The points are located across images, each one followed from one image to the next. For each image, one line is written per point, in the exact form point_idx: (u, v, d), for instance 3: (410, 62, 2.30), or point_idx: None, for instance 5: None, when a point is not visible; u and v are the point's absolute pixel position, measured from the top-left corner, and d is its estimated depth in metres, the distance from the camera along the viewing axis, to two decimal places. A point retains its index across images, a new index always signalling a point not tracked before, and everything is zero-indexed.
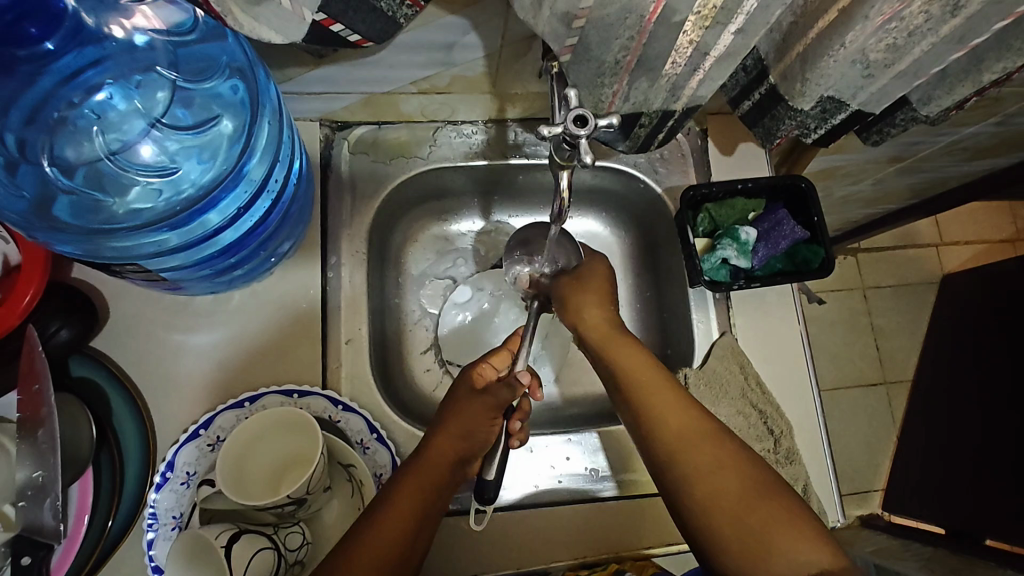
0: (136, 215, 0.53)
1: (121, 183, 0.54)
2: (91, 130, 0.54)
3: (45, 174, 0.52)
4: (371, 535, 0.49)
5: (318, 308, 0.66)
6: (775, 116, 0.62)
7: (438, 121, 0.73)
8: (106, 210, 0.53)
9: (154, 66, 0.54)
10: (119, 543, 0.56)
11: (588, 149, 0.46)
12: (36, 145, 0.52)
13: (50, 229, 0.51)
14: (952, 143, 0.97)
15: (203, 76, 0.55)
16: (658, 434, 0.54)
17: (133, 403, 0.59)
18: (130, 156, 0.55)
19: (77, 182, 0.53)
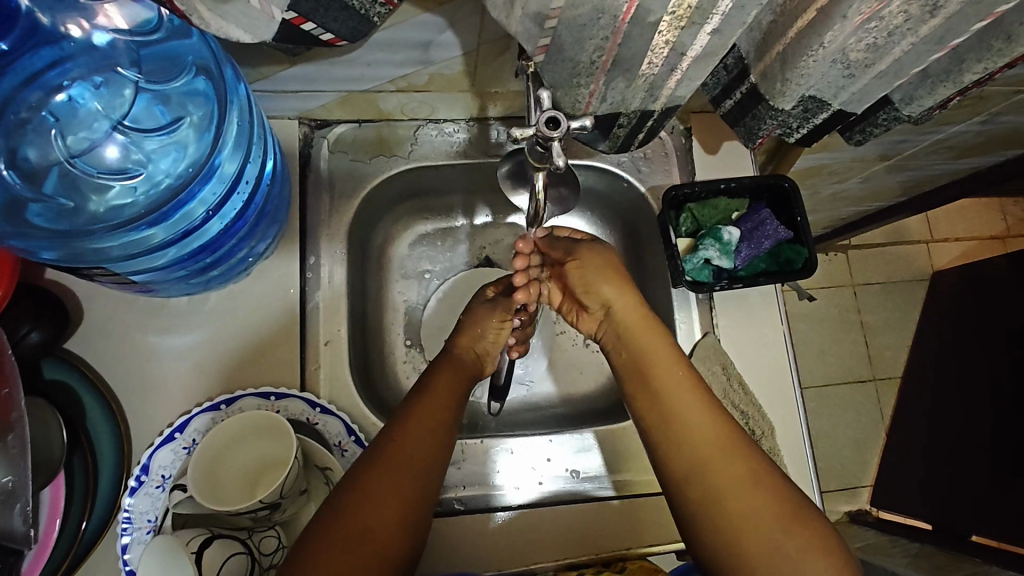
0: (108, 217, 0.53)
1: (92, 185, 0.54)
2: (59, 134, 0.53)
3: (10, 179, 0.51)
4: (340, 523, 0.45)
5: (297, 308, 0.65)
6: (757, 115, 0.61)
7: (418, 120, 0.72)
8: (77, 212, 0.52)
9: (118, 66, 0.53)
10: (92, 548, 0.55)
11: (559, 153, 0.46)
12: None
13: (15, 230, 0.49)
14: (939, 141, 0.96)
15: (172, 75, 0.54)
16: (685, 434, 0.50)
17: (106, 404, 0.58)
18: (99, 158, 0.54)
19: (47, 186, 0.52)
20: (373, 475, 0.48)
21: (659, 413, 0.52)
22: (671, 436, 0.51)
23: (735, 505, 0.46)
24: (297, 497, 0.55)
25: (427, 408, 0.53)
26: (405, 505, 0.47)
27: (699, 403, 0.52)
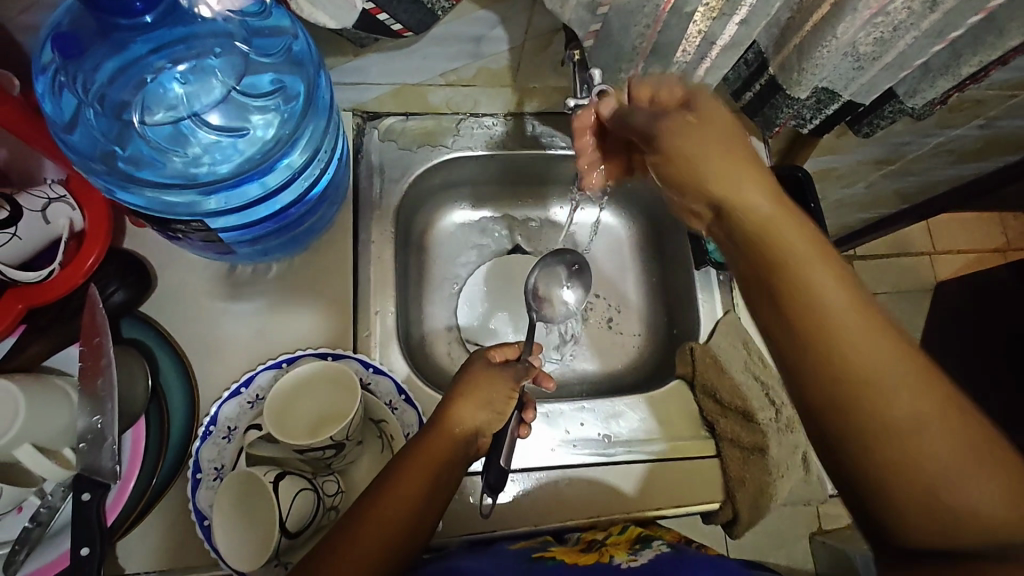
0: (185, 174, 0.56)
1: (185, 146, 0.57)
2: (168, 94, 0.56)
3: (121, 128, 0.55)
4: (374, 512, 0.49)
5: (351, 280, 0.71)
6: (774, 105, 0.68)
7: (461, 113, 0.78)
8: (159, 164, 0.56)
9: (231, 40, 0.55)
10: (164, 492, 0.60)
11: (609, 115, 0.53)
12: (118, 98, 0.54)
13: (110, 176, 0.54)
14: (939, 146, 1.03)
15: (277, 56, 0.57)
16: None
17: (179, 359, 0.63)
18: (197, 120, 0.57)
19: (151, 138, 0.56)
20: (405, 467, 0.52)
21: None
22: None
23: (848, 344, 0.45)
24: (356, 446, 0.60)
25: (434, 444, 0.54)
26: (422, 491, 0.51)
27: (793, 238, 0.38)
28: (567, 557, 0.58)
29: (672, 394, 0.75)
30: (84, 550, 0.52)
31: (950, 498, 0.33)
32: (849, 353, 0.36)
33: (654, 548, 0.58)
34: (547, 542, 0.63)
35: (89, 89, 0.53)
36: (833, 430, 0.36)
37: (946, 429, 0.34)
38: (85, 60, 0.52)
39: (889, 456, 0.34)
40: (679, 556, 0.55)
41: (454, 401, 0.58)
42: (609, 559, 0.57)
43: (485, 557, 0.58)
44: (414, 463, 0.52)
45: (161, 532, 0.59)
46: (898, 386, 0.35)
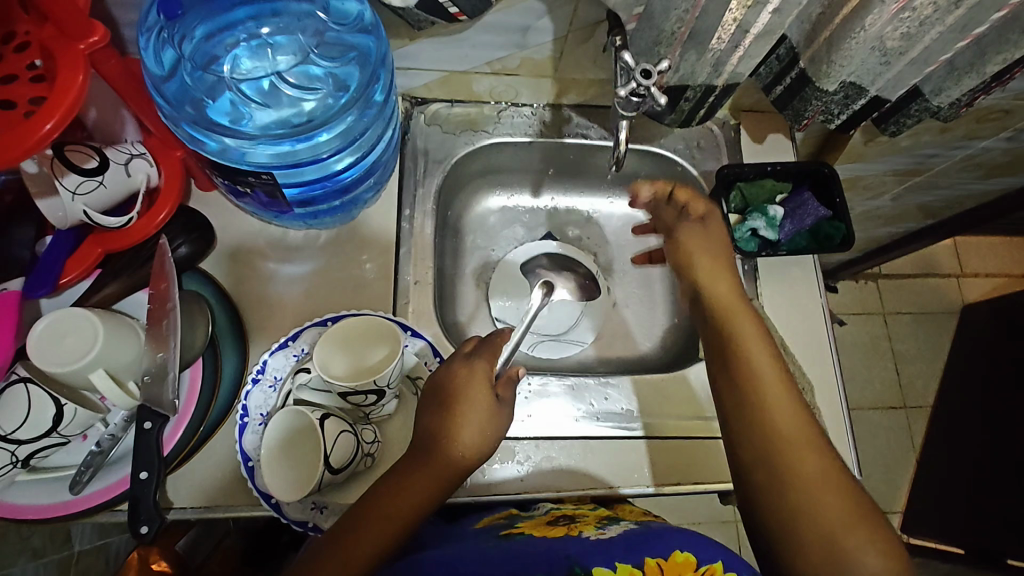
0: (252, 124, 0.61)
1: (263, 101, 0.63)
2: (255, 57, 0.62)
3: (209, 80, 0.61)
4: (372, 515, 0.56)
5: (393, 252, 0.75)
6: (804, 97, 0.71)
7: (502, 103, 0.83)
8: (235, 115, 0.61)
9: (312, 12, 0.62)
10: (213, 431, 0.63)
11: (660, 93, 0.57)
12: (214, 55, 0.61)
13: (192, 121, 0.59)
14: (966, 158, 1.05)
15: (348, 30, 0.62)
16: (743, 360, 0.60)
17: (234, 312, 0.68)
18: (276, 82, 0.63)
19: (237, 94, 0.62)
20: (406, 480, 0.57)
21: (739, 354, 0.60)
22: (731, 360, 0.60)
23: (783, 425, 0.56)
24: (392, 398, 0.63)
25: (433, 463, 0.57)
26: (415, 500, 0.57)
27: (800, 418, 0.57)
28: (535, 530, 0.62)
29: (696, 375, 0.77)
30: (145, 473, 0.57)
31: (797, 487, 0.53)
32: (805, 474, 0.54)
33: (622, 525, 0.63)
34: (512, 516, 0.68)
35: (187, 45, 0.60)
36: (751, 445, 0.56)
37: (856, 531, 0.51)
38: (187, 20, 0.59)
39: (774, 470, 0.54)
40: (646, 529, 0.61)
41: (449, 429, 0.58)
42: (580, 533, 0.61)
43: (458, 543, 0.61)
44: (405, 487, 0.57)
45: (207, 469, 0.63)
46: (825, 480, 0.54)
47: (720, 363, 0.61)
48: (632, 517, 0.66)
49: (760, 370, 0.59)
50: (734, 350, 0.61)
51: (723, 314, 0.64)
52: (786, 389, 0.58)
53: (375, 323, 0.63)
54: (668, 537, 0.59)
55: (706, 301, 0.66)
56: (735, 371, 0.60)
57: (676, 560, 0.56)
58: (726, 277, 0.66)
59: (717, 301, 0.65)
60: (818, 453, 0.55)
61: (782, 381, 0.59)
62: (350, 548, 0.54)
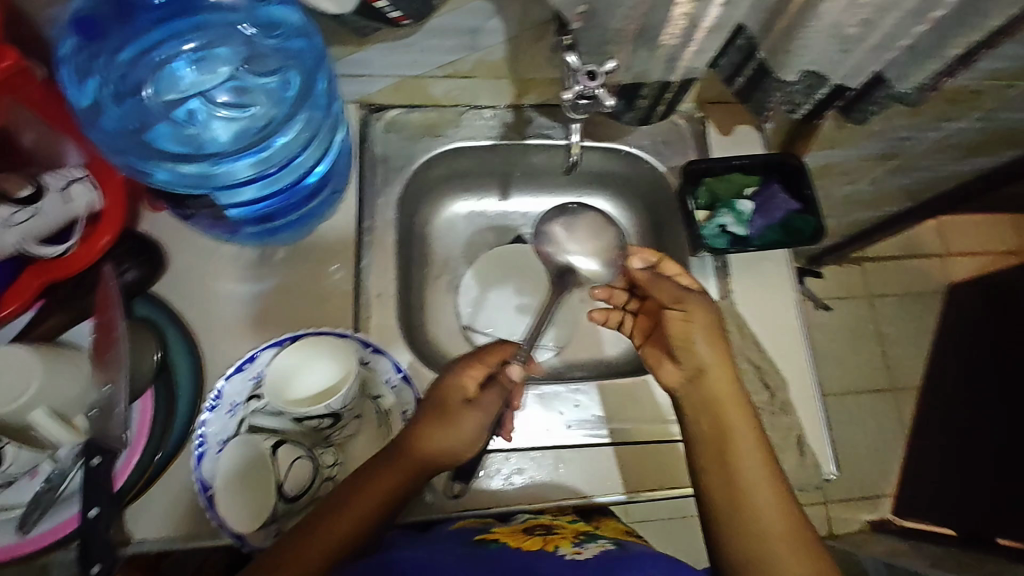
0: (193, 145, 0.60)
1: (202, 120, 0.61)
2: (182, 75, 0.60)
3: (139, 105, 0.59)
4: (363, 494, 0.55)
5: (354, 265, 0.73)
6: (766, 87, 0.69)
7: (461, 106, 0.81)
8: (174, 138, 0.60)
9: (238, 23, 0.60)
10: (171, 461, 0.62)
11: (607, 95, 0.56)
12: (140, 78, 0.58)
13: (134, 152, 0.58)
14: (940, 140, 1.03)
15: (280, 39, 0.61)
16: (724, 425, 0.57)
17: (188, 336, 0.66)
18: (209, 101, 0.61)
19: (173, 117, 0.60)
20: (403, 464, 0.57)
21: (715, 417, 0.57)
22: (712, 421, 0.57)
23: (759, 504, 0.53)
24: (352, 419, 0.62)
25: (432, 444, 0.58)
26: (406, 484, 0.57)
27: (758, 448, 0.56)
28: (509, 540, 0.59)
29: None
30: (94, 510, 0.56)
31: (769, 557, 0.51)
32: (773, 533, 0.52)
33: (599, 544, 0.58)
34: (489, 523, 0.65)
35: (110, 69, 0.57)
36: (720, 514, 0.54)
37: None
38: (107, 43, 0.56)
39: (742, 539, 0.52)
40: (623, 552, 0.55)
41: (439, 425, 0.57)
42: (554, 549, 0.56)
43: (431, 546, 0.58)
44: (409, 461, 0.57)
45: (165, 500, 0.61)
46: (782, 520, 0.52)
47: (699, 429, 0.58)
48: (612, 536, 0.62)
49: (738, 440, 0.56)
50: (716, 411, 0.57)
51: (709, 401, 0.58)
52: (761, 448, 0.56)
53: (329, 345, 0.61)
54: (645, 560, 0.53)
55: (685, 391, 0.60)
56: (719, 436, 0.57)
57: None
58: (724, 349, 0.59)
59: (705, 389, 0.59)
60: (790, 524, 0.52)
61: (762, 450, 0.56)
62: (339, 524, 0.53)
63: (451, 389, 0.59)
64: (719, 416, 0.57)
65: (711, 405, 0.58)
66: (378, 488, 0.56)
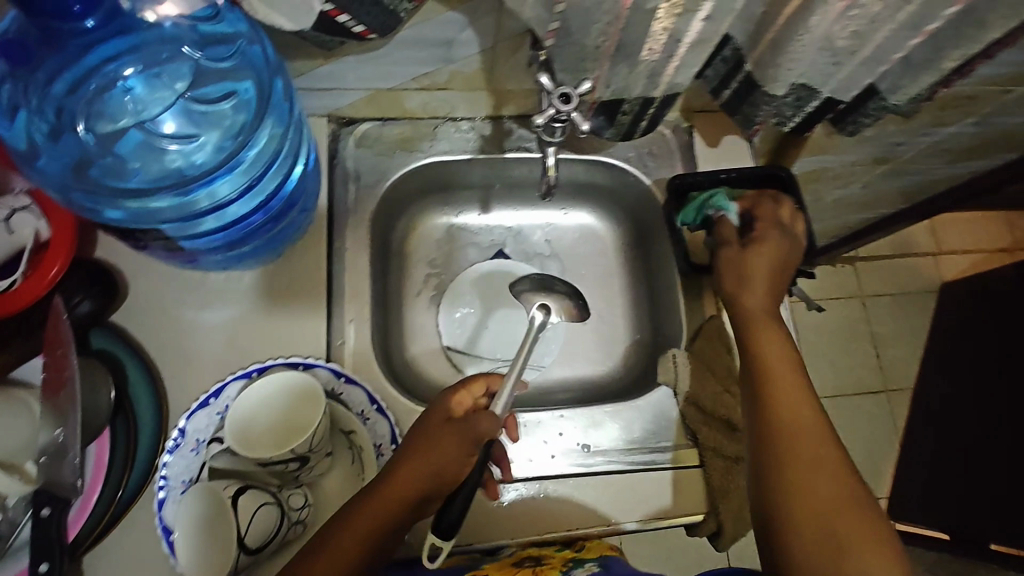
0: (146, 176, 0.57)
1: (153, 148, 0.58)
2: (123, 104, 0.57)
3: (80, 140, 0.56)
4: (336, 543, 0.51)
5: (326, 289, 0.70)
6: (753, 101, 0.66)
7: (438, 118, 0.77)
8: (123, 170, 0.57)
9: (181, 43, 0.56)
10: (131, 505, 0.59)
11: (581, 117, 0.54)
12: (77, 110, 0.55)
13: (85, 189, 0.55)
14: (935, 144, 1.00)
15: (231, 57, 0.57)
16: (761, 365, 0.59)
17: (148, 369, 0.62)
18: (155, 130, 0.58)
19: (117, 151, 0.57)
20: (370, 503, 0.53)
21: (756, 356, 0.60)
22: (751, 358, 0.61)
23: (793, 415, 0.55)
24: (323, 457, 0.59)
25: (406, 474, 0.53)
26: (380, 521, 0.52)
27: (800, 382, 0.58)
28: (500, 573, 0.57)
29: (656, 402, 0.72)
30: (43, 566, 0.52)
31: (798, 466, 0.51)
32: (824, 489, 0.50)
33: (586, 570, 0.58)
34: (474, 558, 0.63)
35: (44, 103, 0.54)
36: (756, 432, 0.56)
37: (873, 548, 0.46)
38: (40, 72, 0.53)
39: (773, 454, 0.53)
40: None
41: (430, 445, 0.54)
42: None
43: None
44: (380, 497, 0.53)
45: (127, 546, 0.58)
46: (810, 434, 0.53)
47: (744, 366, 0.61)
48: (594, 556, 0.61)
49: (774, 371, 0.59)
50: (754, 351, 0.61)
51: (747, 336, 0.63)
52: (807, 398, 0.56)
53: (298, 382, 0.57)
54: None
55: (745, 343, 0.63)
56: (759, 363, 0.60)
57: None
58: (764, 296, 0.65)
59: (755, 335, 0.62)
60: (821, 434, 0.53)
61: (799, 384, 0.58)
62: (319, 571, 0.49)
63: (439, 409, 0.57)
64: (756, 353, 0.61)
65: (751, 351, 0.61)
66: (388, 502, 0.52)
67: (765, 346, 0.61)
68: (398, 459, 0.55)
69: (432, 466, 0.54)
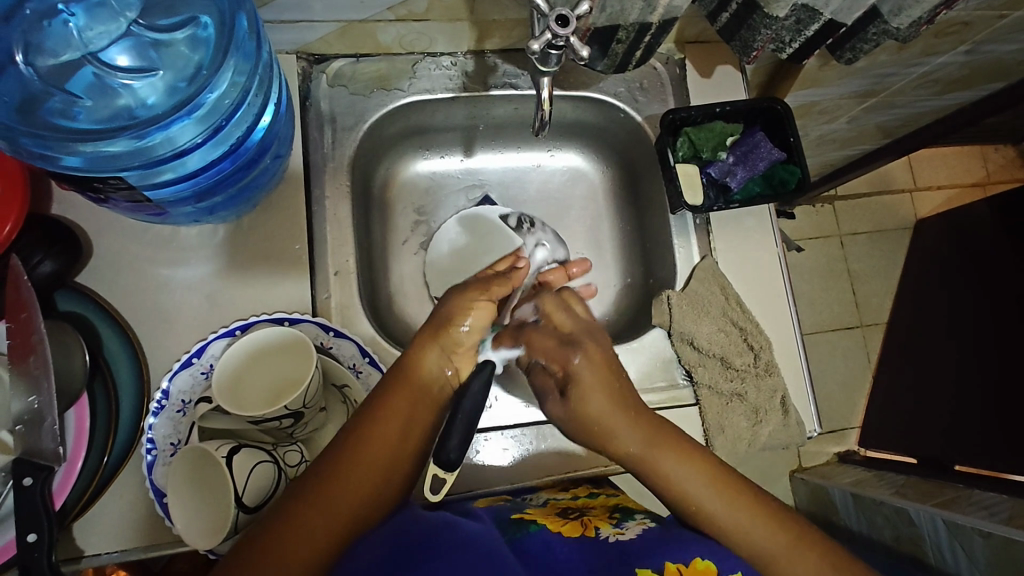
0: (103, 119, 0.53)
1: (106, 86, 0.54)
2: (66, 35, 0.52)
3: (19, 75, 0.51)
4: (348, 462, 0.51)
5: (305, 241, 0.66)
6: (752, 26, 0.62)
7: (416, 54, 0.72)
8: (77, 111, 0.52)
9: None
10: (118, 472, 0.57)
11: (580, 44, 0.49)
12: (14, 40, 0.50)
13: (27, 130, 0.50)
14: (923, 75, 0.98)
15: None
16: (607, 435, 0.59)
17: (122, 329, 0.59)
18: (107, 63, 0.53)
19: (67, 89, 0.52)
20: (377, 422, 0.53)
21: (606, 431, 0.59)
22: (595, 434, 0.59)
23: (671, 467, 0.56)
24: (317, 412, 0.57)
25: (414, 382, 0.56)
26: (395, 446, 0.53)
27: (635, 424, 0.58)
28: (547, 521, 0.56)
29: (649, 344, 0.73)
30: (32, 536, 0.50)
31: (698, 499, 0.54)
32: (773, 550, 0.52)
33: (638, 522, 0.56)
34: (513, 500, 0.63)
35: None
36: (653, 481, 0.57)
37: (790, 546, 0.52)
38: None
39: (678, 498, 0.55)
40: (666, 533, 0.53)
41: (451, 321, 0.60)
42: (596, 533, 0.54)
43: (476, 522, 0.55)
44: (400, 398, 0.55)
45: (119, 511, 0.57)
46: (698, 471, 0.55)
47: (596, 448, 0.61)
48: (641, 509, 0.60)
49: (622, 440, 0.58)
50: (597, 428, 0.59)
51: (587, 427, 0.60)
52: (669, 439, 0.57)
53: (245, 348, 0.54)
54: (689, 543, 0.52)
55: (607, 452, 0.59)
56: (602, 432, 0.59)
57: (695, 567, 0.49)
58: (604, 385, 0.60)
59: (586, 408, 0.60)
60: (703, 467, 0.56)
61: (656, 431, 0.58)
62: (317, 508, 0.48)
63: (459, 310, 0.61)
64: (592, 426, 0.59)
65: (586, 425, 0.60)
66: (385, 431, 0.53)
67: (608, 424, 0.59)
68: (410, 356, 0.58)
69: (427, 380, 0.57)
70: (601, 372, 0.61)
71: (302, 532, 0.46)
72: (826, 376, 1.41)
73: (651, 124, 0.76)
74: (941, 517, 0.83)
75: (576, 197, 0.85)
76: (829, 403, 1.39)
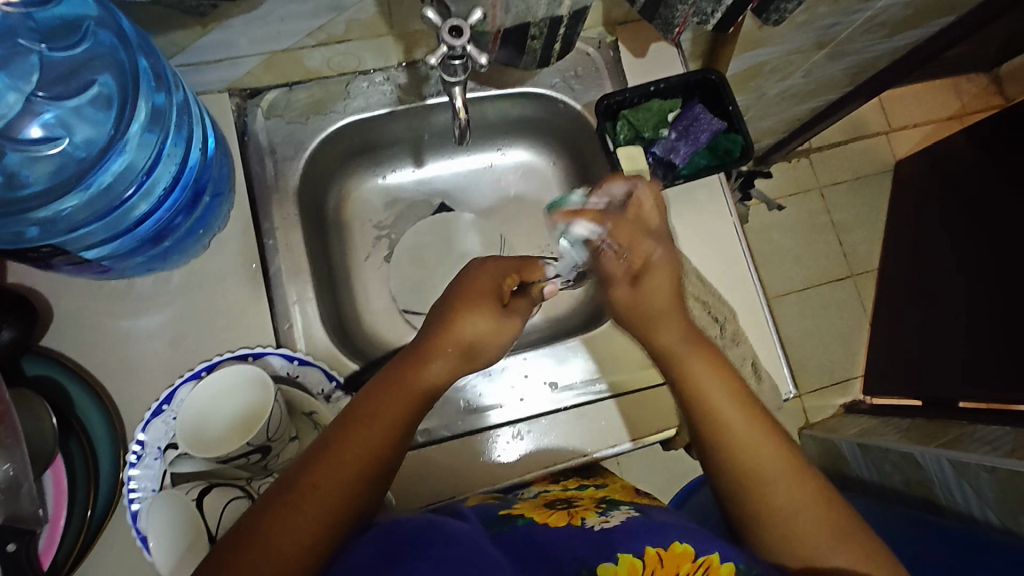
0: (37, 187, 0.56)
1: (28, 156, 0.57)
2: None
3: None
4: (347, 452, 0.51)
5: (261, 274, 0.67)
6: (668, 3, 0.62)
7: (347, 74, 0.72)
8: (5, 184, 0.56)
9: (15, 36, 0.53)
10: (103, 525, 0.58)
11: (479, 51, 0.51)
12: None
13: None
14: (869, 20, 0.96)
15: (82, 42, 0.56)
16: (648, 333, 0.60)
17: (90, 386, 0.60)
18: (20, 135, 0.56)
19: None
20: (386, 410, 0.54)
21: (644, 327, 0.60)
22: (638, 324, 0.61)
23: (708, 390, 0.57)
24: (287, 443, 0.58)
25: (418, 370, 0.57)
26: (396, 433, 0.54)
27: (691, 342, 0.59)
28: (534, 515, 0.57)
29: None
30: None
31: (727, 429, 0.56)
32: (769, 469, 0.54)
33: (623, 511, 0.56)
34: (503, 498, 0.63)
35: None
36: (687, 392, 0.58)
37: (808, 509, 0.52)
38: None
39: (709, 427, 0.56)
40: (649, 519, 0.54)
41: (464, 301, 0.59)
42: (582, 522, 0.54)
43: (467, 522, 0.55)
44: (386, 394, 0.55)
45: (110, 563, 0.58)
46: (741, 411, 0.56)
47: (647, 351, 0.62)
48: (629, 500, 0.60)
49: (666, 346, 0.59)
50: (643, 329, 0.61)
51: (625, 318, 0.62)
52: (711, 358, 0.59)
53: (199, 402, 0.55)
54: (671, 528, 0.52)
55: (649, 344, 0.61)
56: (645, 323, 0.60)
57: (674, 550, 0.49)
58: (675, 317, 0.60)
59: (645, 304, 0.60)
60: (748, 411, 0.56)
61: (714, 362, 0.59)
62: (330, 484, 0.50)
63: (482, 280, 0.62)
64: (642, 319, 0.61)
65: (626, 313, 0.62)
66: (390, 421, 0.54)
67: (653, 321, 0.60)
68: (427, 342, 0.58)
69: (449, 361, 0.58)
70: (667, 295, 0.60)
71: (318, 502, 0.48)
72: (821, 330, 1.41)
73: (591, 109, 0.76)
74: (944, 457, 0.82)
75: (529, 191, 0.85)
76: (827, 356, 1.39)
